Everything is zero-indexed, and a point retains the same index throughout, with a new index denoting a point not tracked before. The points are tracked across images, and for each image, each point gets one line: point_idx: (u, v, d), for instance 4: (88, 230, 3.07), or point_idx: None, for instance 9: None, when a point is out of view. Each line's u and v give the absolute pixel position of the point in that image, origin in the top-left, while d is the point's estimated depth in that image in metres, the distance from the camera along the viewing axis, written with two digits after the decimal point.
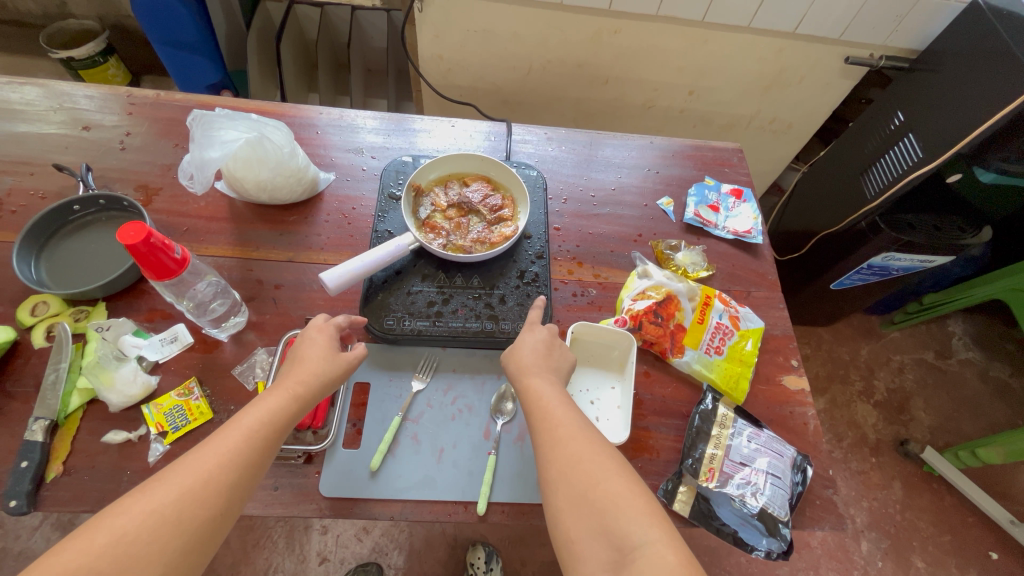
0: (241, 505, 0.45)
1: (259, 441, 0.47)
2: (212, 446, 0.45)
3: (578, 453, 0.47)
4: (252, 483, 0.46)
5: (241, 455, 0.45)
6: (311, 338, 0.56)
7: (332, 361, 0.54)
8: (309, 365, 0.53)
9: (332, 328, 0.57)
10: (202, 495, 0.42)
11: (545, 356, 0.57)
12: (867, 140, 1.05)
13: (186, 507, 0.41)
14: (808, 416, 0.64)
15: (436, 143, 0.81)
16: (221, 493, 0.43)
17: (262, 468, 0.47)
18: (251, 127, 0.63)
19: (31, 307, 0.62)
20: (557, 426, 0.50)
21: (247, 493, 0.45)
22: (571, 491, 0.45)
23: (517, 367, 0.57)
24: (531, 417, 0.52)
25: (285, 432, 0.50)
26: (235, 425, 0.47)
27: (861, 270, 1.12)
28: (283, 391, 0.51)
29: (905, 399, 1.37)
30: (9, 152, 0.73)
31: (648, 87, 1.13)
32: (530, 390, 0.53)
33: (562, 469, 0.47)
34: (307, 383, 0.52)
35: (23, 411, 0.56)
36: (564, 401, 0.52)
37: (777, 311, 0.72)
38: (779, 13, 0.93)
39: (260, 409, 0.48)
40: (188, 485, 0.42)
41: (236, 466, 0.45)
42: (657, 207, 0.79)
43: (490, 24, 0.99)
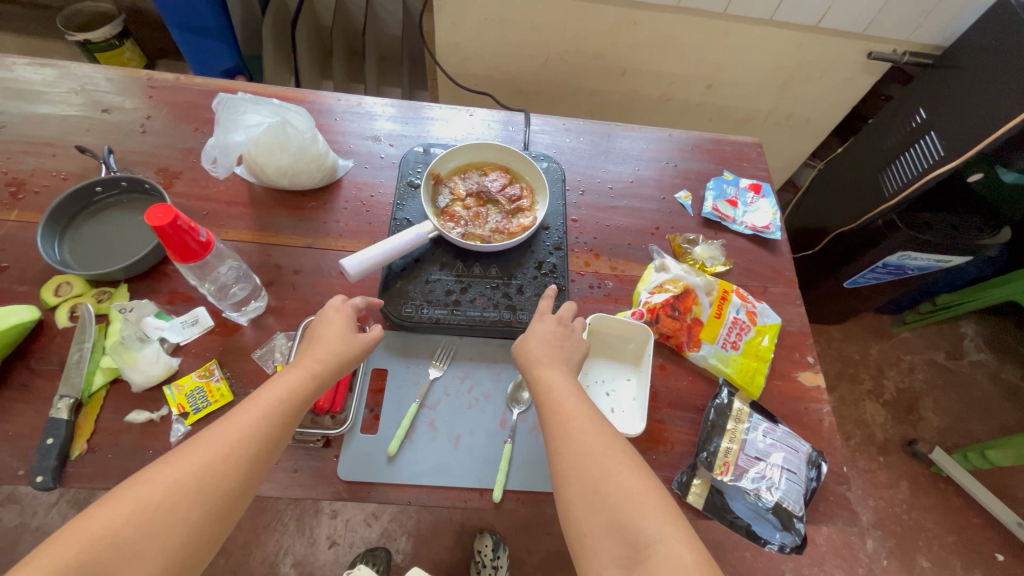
0: (260, 479, 0.46)
1: (279, 417, 0.48)
2: (233, 421, 0.46)
3: (590, 446, 0.47)
4: (270, 457, 0.47)
5: (262, 430, 0.46)
6: (330, 318, 0.56)
7: (352, 341, 0.55)
8: (328, 345, 0.53)
9: (350, 308, 0.57)
10: (222, 469, 0.43)
11: (555, 346, 0.57)
12: (887, 137, 1.03)
13: (207, 479, 0.42)
14: (822, 412, 0.64)
15: (454, 132, 0.81)
16: (241, 467, 0.44)
17: (280, 444, 0.48)
18: (274, 112, 0.63)
19: (55, 287, 0.62)
20: (569, 417, 0.50)
21: (266, 467, 0.46)
22: (583, 485, 0.45)
23: (527, 358, 0.56)
24: (541, 408, 0.52)
25: (305, 408, 0.50)
26: (255, 401, 0.47)
27: (876, 269, 1.12)
28: (301, 368, 0.51)
29: (915, 399, 1.37)
30: (31, 133, 0.73)
31: (666, 80, 1.12)
32: (541, 380, 0.53)
33: (574, 461, 0.47)
34: (325, 361, 0.52)
35: (47, 389, 0.57)
36: (577, 394, 0.52)
37: (793, 307, 0.72)
38: (803, 6, 0.92)
39: (281, 385, 0.49)
40: (210, 458, 0.43)
41: (255, 442, 0.45)
42: (674, 200, 0.79)
43: (508, 12, 0.98)
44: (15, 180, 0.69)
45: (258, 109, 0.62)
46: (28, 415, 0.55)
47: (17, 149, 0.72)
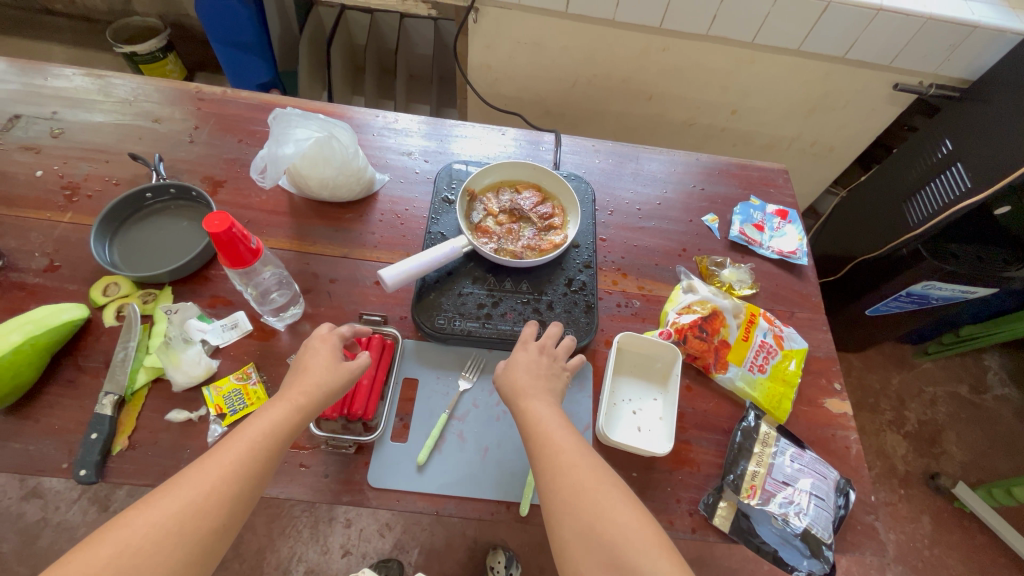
0: (242, 515, 0.46)
1: (262, 452, 0.48)
2: (216, 458, 0.46)
3: (580, 482, 0.48)
4: (254, 492, 0.47)
5: (244, 466, 0.47)
6: (315, 348, 0.56)
7: (336, 371, 0.54)
8: (313, 376, 0.53)
9: (336, 337, 0.58)
10: (203, 507, 0.44)
11: (538, 375, 0.57)
12: (912, 167, 1.04)
13: (188, 519, 0.43)
14: (850, 440, 0.64)
15: (487, 150, 0.84)
16: (223, 505, 0.45)
17: (265, 478, 0.48)
18: (323, 127, 0.67)
19: (104, 287, 0.65)
20: (559, 451, 0.50)
21: (248, 504, 0.47)
22: (577, 523, 0.46)
23: (511, 388, 0.57)
24: (530, 441, 0.52)
25: (289, 442, 0.50)
26: (239, 436, 0.48)
27: (899, 297, 1.12)
28: (285, 401, 0.51)
29: (937, 432, 1.35)
30: (86, 139, 0.77)
31: (692, 105, 1.15)
32: (529, 412, 0.54)
33: (565, 499, 0.47)
34: (309, 393, 0.52)
35: (93, 385, 0.59)
36: (564, 426, 0.53)
37: (820, 333, 0.72)
38: (831, 37, 0.94)
39: (265, 420, 0.49)
40: (191, 498, 0.44)
41: (237, 479, 0.46)
42: (701, 223, 0.80)
43: (541, 36, 1.02)
44: (71, 184, 0.73)
45: (303, 120, 0.66)
46: (73, 410, 0.57)
47: (74, 155, 0.75)
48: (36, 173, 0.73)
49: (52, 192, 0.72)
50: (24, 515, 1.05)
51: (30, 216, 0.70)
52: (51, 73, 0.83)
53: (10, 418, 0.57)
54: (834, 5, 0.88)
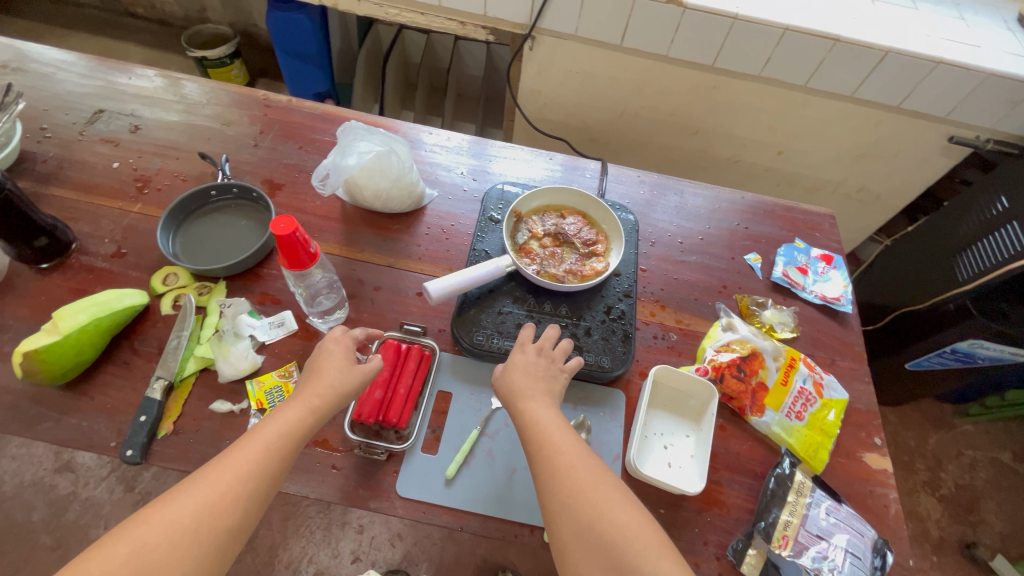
0: (257, 514, 0.47)
1: (277, 453, 0.49)
2: (233, 458, 0.47)
3: (580, 482, 0.48)
4: (269, 492, 0.48)
5: (260, 465, 0.48)
6: (330, 351, 0.57)
7: (350, 373, 0.56)
8: (328, 378, 0.55)
9: (349, 341, 0.59)
10: (218, 507, 0.44)
11: (536, 377, 0.58)
12: (964, 221, 1.01)
13: (204, 518, 0.44)
14: (889, 498, 0.62)
15: (534, 174, 0.85)
16: (239, 503, 0.45)
17: (279, 479, 0.49)
18: (385, 142, 0.71)
19: (163, 276, 0.68)
20: (558, 453, 0.51)
21: (262, 504, 0.47)
22: (575, 523, 0.46)
23: (509, 390, 0.57)
24: (528, 441, 0.53)
25: (303, 443, 0.51)
26: (255, 436, 0.49)
27: (943, 353, 1.08)
28: (300, 402, 0.52)
29: (975, 499, 1.28)
30: (161, 136, 0.82)
31: (737, 142, 1.15)
32: (526, 413, 0.54)
33: (564, 499, 0.48)
34: (323, 395, 0.53)
35: (145, 369, 0.62)
36: (561, 426, 0.53)
37: (861, 383, 0.70)
38: (886, 86, 0.94)
39: (280, 420, 0.51)
40: (208, 498, 0.44)
41: (251, 478, 0.47)
42: (743, 261, 0.80)
43: (593, 66, 1.04)
44: (142, 177, 0.77)
45: (366, 134, 0.71)
46: (125, 391, 0.60)
47: (148, 150, 0.80)
48: (112, 164, 0.78)
49: (125, 184, 0.77)
50: (56, 487, 1.09)
51: (103, 204, 0.74)
52: (134, 73, 0.89)
53: (68, 392, 0.60)
54: (892, 55, 0.88)
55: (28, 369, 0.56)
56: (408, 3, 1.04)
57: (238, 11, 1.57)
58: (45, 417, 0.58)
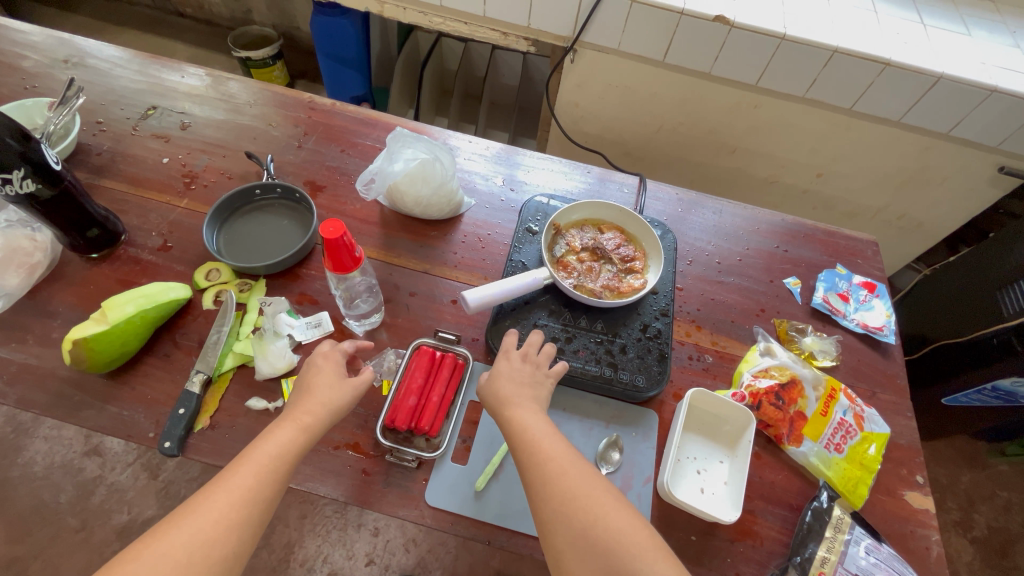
0: (252, 540, 0.47)
1: (270, 476, 0.48)
2: (224, 485, 0.47)
3: (573, 489, 0.48)
4: (263, 518, 0.48)
5: (254, 492, 0.47)
6: (318, 365, 0.56)
7: (341, 386, 0.55)
8: (318, 395, 0.54)
9: (339, 354, 0.58)
10: (212, 537, 0.44)
11: (522, 384, 0.57)
12: (1011, 255, 0.98)
13: (198, 549, 0.43)
14: (931, 540, 0.59)
15: (572, 186, 0.85)
16: (232, 531, 0.45)
17: (273, 504, 0.49)
18: (431, 151, 0.73)
19: (206, 272, 0.69)
20: (547, 461, 0.50)
21: (257, 529, 0.47)
22: (570, 531, 0.46)
23: (495, 399, 0.56)
24: (518, 451, 0.52)
25: (298, 463, 0.51)
26: (247, 460, 0.49)
27: (983, 390, 1.04)
28: (290, 422, 0.52)
29: (1008, 542, 1.22)
30: (210, 134, 0.84)
31: (775, 163, 1.13)
32: (514, 421, 0.54)
33: (558, 508, 0.47)
34: (314, 413, 0.53)
35: (185, 361, 0.63)
36: (552, 433, 0.53)
37: (904, 418, 0.68)
38: (936, 112, 0.91)
39: (271, 442, 0.50)
40: (201, 528, 0.44)
41: (245, 504, 0.46)
42: (782, 285, 0.78)
43: (633, 81, 1.04)
44: (190, 173, 0.79)
45: (414, 141, 0.73)
46: (165, 383, 0.61)
47: (197, 147, 0.82)
48: (162, 159, 0.80)
49: (173, 179, 0.79)
50: (84, 470, 1.12)
51: (152, 198, 0.76)
52: (188, 72, 0.92)
53: (111, 381, 0.61)
54: (944, 81, 0.85)
55: (75, 356, 0.57)
56: (452, 11, 1.05)
57: (282, 14, 1.61)
58: (87, 404, 0.59)
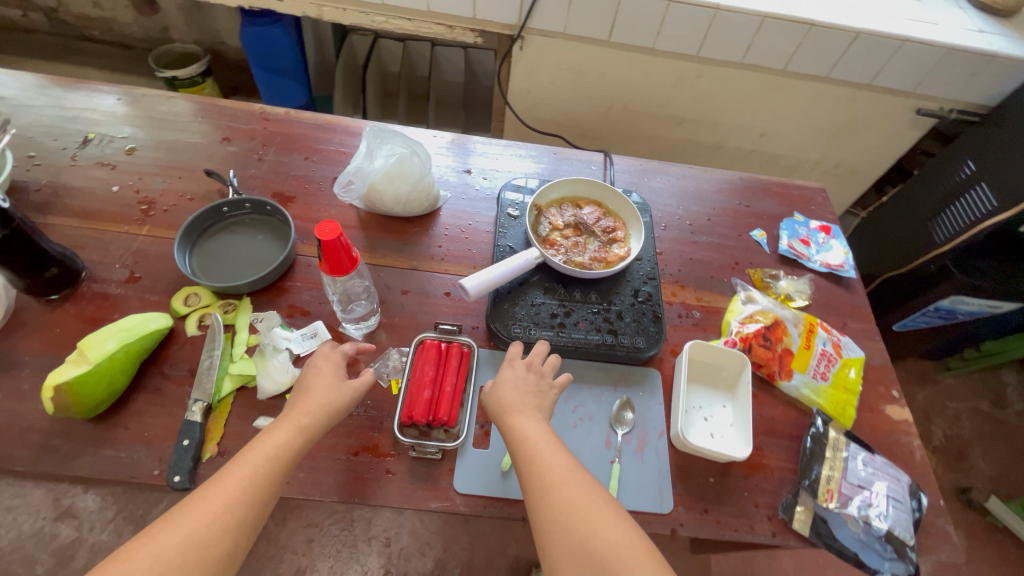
0: (245, 546, 0.44)
1: (265, 478, 0.47)
2: (219, 486, 0.45)
3: (572, 500, 0.47)
4: (256, 524, 0.46)
5: (250, 493, 0.45)
6: (318, 367, 0.56)
7: (340, 389, 0.54)
8: (316, 396, 0.53)
9: (338, 355, 0.57)
10: (204, 540, 0.42)
11: (525, 393, 0.57)
12: (934, 187, 1.09)
13: (189, 552, 0.41)
14: (913, 445, 0.66)
15: (542, 168, 0.87)
16: (225, 534, 0.43)
17: (266, 509, 0.47)
18: (408, 145, 0.72)
19: (184, 297, 0.66)
20: (547, 470, 0.50)
21: (251, 535, 0.45)
22: (568, 542, 0.45)
23: (498, 406, 0.56)
24: (518, 458, 0.52)
25: (292, 468, 0.49)
26: (241, 462, 0.47)
27: (927, 312, 1.15)
28: (288, 422, 0.50)
29: (963, 447, 1.35)
30: (160, 156, 0.80)
31: (721, 129, 1.20)
32: (516, 428, 0.53)
33: (557, 518, 0.46)
34: (312, 414, 0.52)
35: (178, 393, 0.60)
36: (552, 442, 0.53)
37: (874, 342, 0.74)
38: (858, 65, 0.99)
39: (268, 443, 0.48)
40: (194, 530, 0.42)
41: (240, 507, 0.44)
42: (750, 238, 0.83)
43: (582, 63, 1.07)
44: (146, 200, 0.75)
45: (392, 136, 0.73)
46: (161, 417, 0.58)
47: (149, 171, 0.78)
48: (112, 188, 0.75)
49: (128, 207, 0.74)
50: (59, 536, 1.03)
51: (108, 229, 0.71)
52: (124, 94, 0.87)
53: (101, 425, 0.57)
54: (862, 36, 0.93)
55: (59, 404, 0.53)
56: (395, 9, 1.04)
57: (204, 29, 1.53)
58: (79, 452, 0.55)
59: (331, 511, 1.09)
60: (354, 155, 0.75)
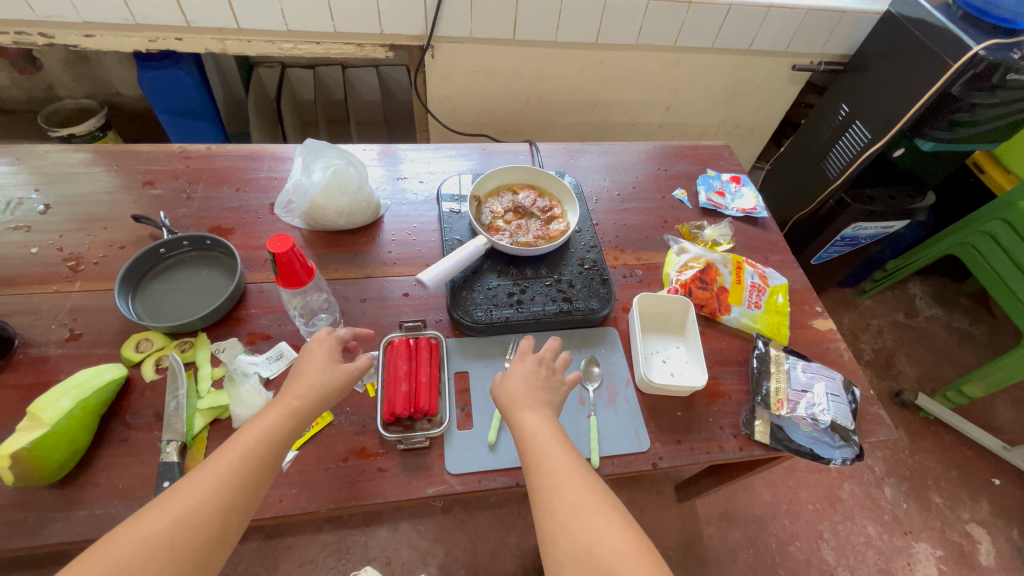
0: (239, 527, 0.44)
1: (255, 460, 0.47)
2: (208, 470, 0.45)
3: (579, 503, 0.46)
4: (250, 506, 0.46)
5: (239, 477, 0.45)
6: (312, 351, 0.56)
7: (333, 372, 0.55)
8: (308, 378, 0.53)
9: (334, 339, 0.58)
10: (195, 520, 0.42)
11: (535, 386, 0.58)
12: (821, 131, 1.23)
13: (180, 534, 0.41)
14: (841, 349, 0.75)
15: (473, 165, 0.91)
16: (217, 517, 0.43)
17: (262, 488, 0.47)
18: (342, 156, 0.74)
19: (135, 344, 0.64)
20: (555, 471, 0.49)
21: (242, 520, 0.45)
22: (573, 545, 0.44)
23: (508, 401, 0.57)
24: (526, 456, 0.52)
25: (283, 448, 0.49)
26: (231, 445, 0.47)
27: (836, 242, 1.27)
28: (279, 406, 0.51)
29: (890, 356, 1.51)
30: (79, 211, 0.77)
31: (631, 107, 1.29)
32: (525, 425, 0.54)
33: (564, 521, 0.45)
34: (303, 397, 0.52)
35: (148, 439, 0.58)
36: (560, 440, 0.52)
37: (793, 269, 0.84)
38: (736, 34, 1.11)
39: (258, 426, 0.49)
40: (182, 512, 0.42)
41: (230, 489, 0.44)
42: (673, 197, 0.91)
43: (494, 63, 1.12)
44: (73, 256, 0.72)
45: (324, 150, 0.74)
46: (133, 466, 0.56)
47: (69, 227, 0.75)
48: (31, 250, 0.72)
49: (54, 266, 0.71)
50: None
51: (36, 292, 0.68)
52: (25, 154, 0.83)
53: (68, 487, 0.54)
54: (735, 8, 1.05)
55: (20, 472, 0.51)
56: (301, 35, 1.05)
57: (95, 82, 1.45)
58: (49, 519, 0.52)
59: (323, 543, 1.06)
60: (291, 176, 0.77)
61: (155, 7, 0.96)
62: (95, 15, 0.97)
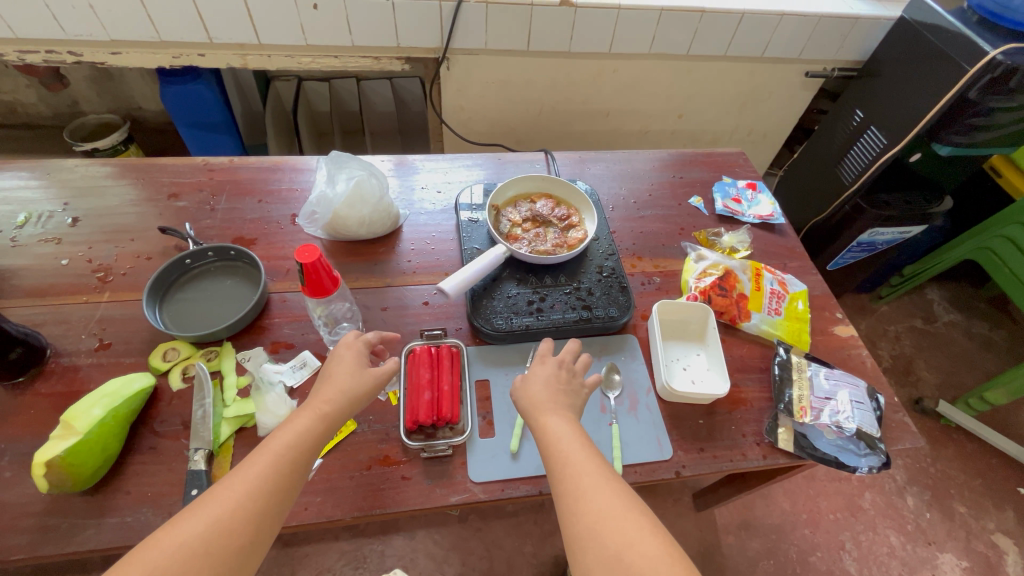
0: (272, 531, 0.45)
1: (286, 466, 0.47)
2: (241, 476, 0.45)
3: (606, 507, 0.46)
4: (282, 511, 0.46)
5: (270, 482, 0.46)
6: (341, 355, 0.57)
7: (362, 375, 0.55)
8: (337, 383, 0.54)
9: (362, 344, 0.59)
10: (229, 527, 0.42)
11: (556, 389, 0.58)
12: (835, 136, 1.23)
13: (215, 540, 0.41)
14: (863, 355, 0.74)
15: (490, 174, 0.92)
16: (251, 523, 0.43)
17: (293, 495, 0.47)
18: (365, 167, 0.76)
19: (162, 353, 0.65)
20: (580, 474, 0.49)
21: (274, 526, 0.45)
22: (602, 550, 0.44)
23: (529, 403, 0.57)
24: (548, 458, 0.52)
25: (313, 454, 0.50)
26: (263, 451, 0.47)
27: (852, 248, 1.26)
28: (309, 411, 0.51)
29: (909, 362, 1.49)
30: (106, 223, 0.78)
31: (643, 115, 1.30)
32: (548, 428, 0.54)
33: (591, 525, 0.45)
34: (332, 401, 0.52)
35: (176, 447, 0.59)
36: (584, 444, 0.52)
37: (812, 275, 0.83)
38: (749, 42, 1.11)
39: (289, 432, 0.49)
40: (217, 517, 0.42)
41: (261, 495, 0.45)
42: (690, 205, 0.91)
43: (508, 74, 1.14)
44: (101, 267, 0.73)
45: (348, 161, 0.75)
46: (162, 473, 0.57)
47: (97, 239, 0.76)
48: (61, 262, 0.73)
49: (83, 277, 0.72)
50: None
51: (67, 302, 0.70)
52: (55, 168, 0.85)
53: (98, 494, 0.55)
54: (748, 16, 1.05)
55: (54, 480, 0.52)
56: (320, 49, 1.07)
57: (117, 97, 1.49)
58: (81, 526, 0.53)
59: (340, 551, 1.06)
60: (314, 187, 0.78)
61: (179, 24, 0.99)
62: (122, 33, 1.00)
